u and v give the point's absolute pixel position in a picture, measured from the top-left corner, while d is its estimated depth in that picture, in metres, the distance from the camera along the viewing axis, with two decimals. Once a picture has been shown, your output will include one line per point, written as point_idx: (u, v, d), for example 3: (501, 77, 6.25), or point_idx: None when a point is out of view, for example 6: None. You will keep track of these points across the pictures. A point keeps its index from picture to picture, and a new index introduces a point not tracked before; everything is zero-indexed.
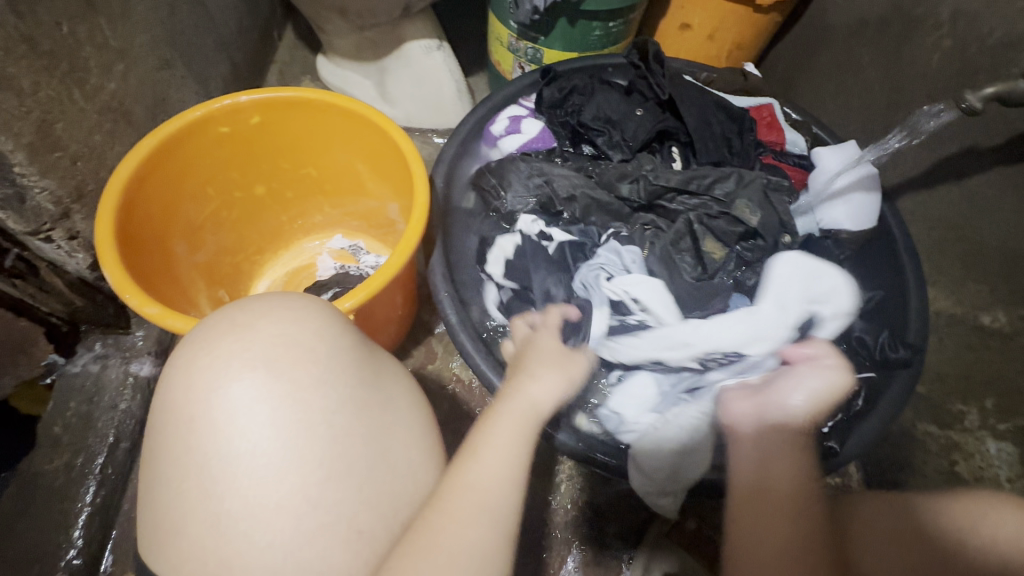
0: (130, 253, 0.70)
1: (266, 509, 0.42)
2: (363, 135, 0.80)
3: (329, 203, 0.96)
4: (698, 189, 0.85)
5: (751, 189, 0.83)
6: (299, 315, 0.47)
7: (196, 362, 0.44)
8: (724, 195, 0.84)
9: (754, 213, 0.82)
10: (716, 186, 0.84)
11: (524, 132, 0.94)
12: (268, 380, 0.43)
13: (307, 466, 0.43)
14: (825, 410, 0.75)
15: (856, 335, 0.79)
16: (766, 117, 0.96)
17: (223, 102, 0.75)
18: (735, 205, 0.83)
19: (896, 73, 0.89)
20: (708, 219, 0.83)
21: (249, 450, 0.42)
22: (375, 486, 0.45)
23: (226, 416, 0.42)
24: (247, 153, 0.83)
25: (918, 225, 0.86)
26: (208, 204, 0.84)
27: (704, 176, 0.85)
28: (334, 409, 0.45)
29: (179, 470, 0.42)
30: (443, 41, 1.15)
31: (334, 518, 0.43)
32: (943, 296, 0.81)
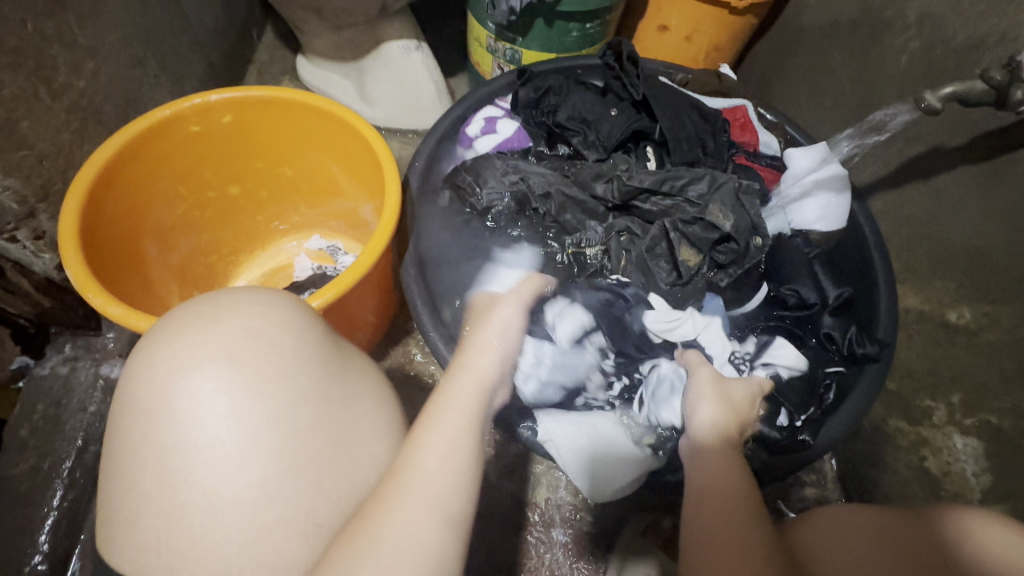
0: (96, 249, 0.69)
1: (222, 503, 0.41)
2: (337, 135, 0.80)
3: (305, 203, 0.95)
4: (671, 190, 0.85)
5: (723, 192, 0.84)
6: (263, 310, 0.47)
7: (158, 355, 0.43)
8: (698, 197, 0.84)
9: (727, 217, 0.81)
10: (689, 188, 0.85)
11: (500, 132, 0.94)
12: (227, 374, 0.43)
13: (265, 461, 0.42)
14: (799, 404, 0.75)
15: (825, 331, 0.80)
16: (740, 118, 0.96)
17: (196, 100, 0.75)
18: (708, 211, 0.82)
19: (866, 75, 0.90)
20: (683, 225, 0.83)
21: (207, 443, 0.41)
22: (335, 483, 0.44)
23: (183, 408, 0.42)
24: (222, 150, 0.83)
25: (888, 224, 0.87)
26: (183, 201, 0.83)
27: (678, 178, 0.85)
28: (295, 405, 0.44)
29: (137, 463, 0.42)
30: (422, 42, 1.15)
31: (291, 515, 0.42)
32: (913, 294, 0.82)
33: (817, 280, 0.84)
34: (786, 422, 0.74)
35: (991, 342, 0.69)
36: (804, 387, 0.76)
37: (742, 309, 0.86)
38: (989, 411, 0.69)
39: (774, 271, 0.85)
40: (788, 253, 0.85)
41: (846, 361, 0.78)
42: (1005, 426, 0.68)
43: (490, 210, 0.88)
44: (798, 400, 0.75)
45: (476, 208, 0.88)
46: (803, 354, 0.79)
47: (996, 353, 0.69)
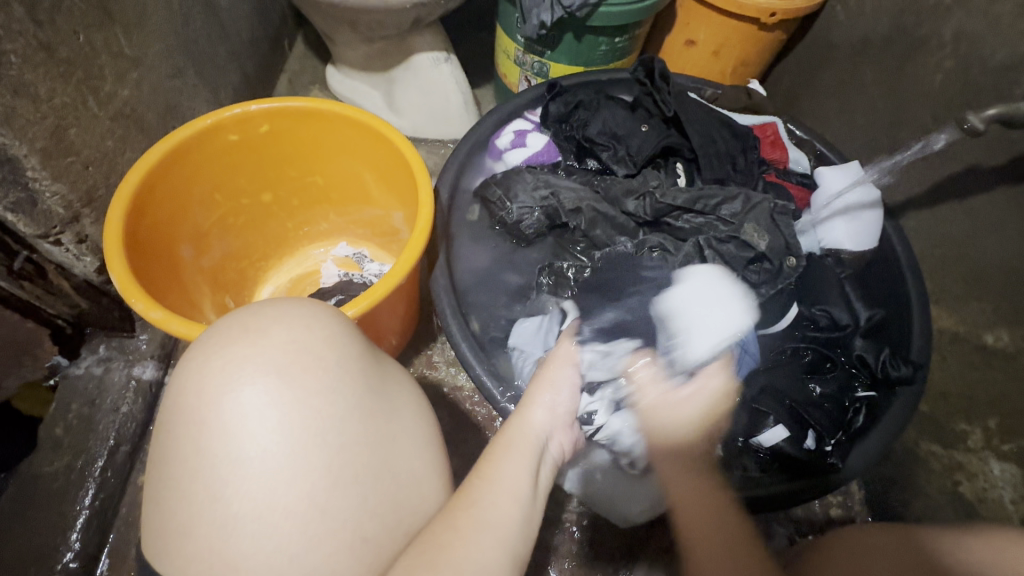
0: (138, 260, 0.71)
1: (273, 514, 0.42)
2: (371, 147, 0.82)
3: (334, 211, 0.97)
4: (704, 208, 0.85)
5: (757, 213, 0.83)
6: (309, 322, 0.48)
7: (208, 366, 0.44)
8: (730, 216, 0.84)
9: (762, 237, 0.81)
10: (722, 207, 0.85)
11: (530, 146, 0.95)
12: (276, 386, 0.44)
13: (314, 473, 0.43)
14: (829, 426, 0.74)
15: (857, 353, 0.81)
16: (770, 135, 0.96)
17: (235, 111, 0.77)
18: (742, 229, 0.82)
19: (899, 92, 0.89)
20: (717, 243, 0.82)
21: (259, 455, 0.42)
22: (379, 495, 0.45)
23: (233, 419, 0.43)
24: (258, 159, 0.84)
25: (921, 243, 0.86)
26: (217, 209, 0.85)
27: (710, 197, 0.85)
28: (342, 418, 0.45)
29: (188, 473, 0.42)
30: (450, 54, 1.17)
31: (338, 526, 0.43)
32: (947, 314, 0.80)
33: (850, 301, 0.85)
34: (814, 445, 0.73)
35: None
36: (836, 410, 0.75)
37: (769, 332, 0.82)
38: None
39: (806, 294, 0.84)
40: (823, 274, 0.85)
41: (880, 386, 0.77)
42: None
43: (519, 223, 0.88)
44: (829, 422, 0.74)
45: (504, 221, 0.88)
46: (834, 377, 0.78)
47: None
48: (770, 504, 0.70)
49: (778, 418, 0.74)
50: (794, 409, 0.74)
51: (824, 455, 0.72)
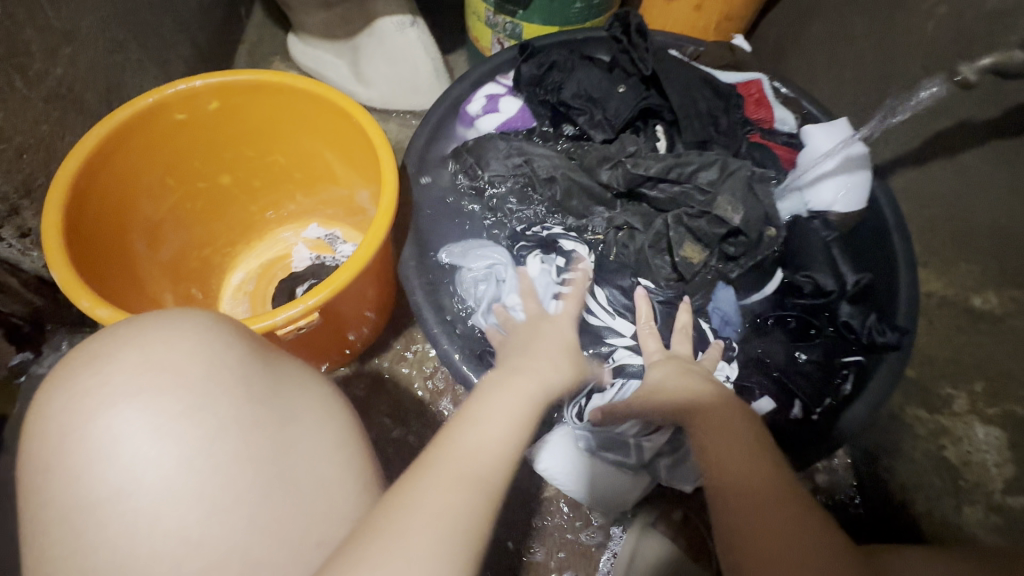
0: (94, 271, 0.68)
1: (147, 553, 0.38)
2: (330, 122, 0.77)
3: (300, 192, 0.93)
4: (679, 177, 0.81)
5: (734, 181, 0.79)
6: (174, 336, 0.44)
7: (57, 403, 0.41)
8: (708, 185, 0.80)
9: (736, 211, 0.77)
10: (698, 175, 0.81)
11: (503, 111, 0.90)
12: (137, 413, 0.40)
13: (190, 501, 0.39)
14: (813, 394, 0.74)
15: (842, 319, 0.77)
16: (754, 93, 0.92)
17: (178, 87, 0.70)
18: (716, 202, 0.79)
19: (889, 43, 0.85)
20: (688, 219, 0.79)
21: (126, 491, 0.39)
22: (275, 512, 0.41)
23: (98, 459, 0.40)
24: (210, 141, 0.79)
25: (909, 203, 0.83)
26: (171, 195, 0.80)
27: (686, 164, 0.81)
28: (218, 434, 0.41)
29: (56, 525, 0.39)
30: (417, 17, 1.09)
31: (226, 554, 0.39)
32: (935, 278, 0.78)
33: (836, 264, 0.80)
34: (801, 414, 0.74)
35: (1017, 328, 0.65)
36: (819, 376, 0.75)
37: (751, 300, 0.83)
38: (1014, 401, 0.65)
39: (801, 261, 0.80)
40: (809, 237, 0.81)
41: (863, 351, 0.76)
42: None
43: (492, 193, 0.85)
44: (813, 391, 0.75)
45: (479, 191, 0.85)
46: (820, 344, 0.77)
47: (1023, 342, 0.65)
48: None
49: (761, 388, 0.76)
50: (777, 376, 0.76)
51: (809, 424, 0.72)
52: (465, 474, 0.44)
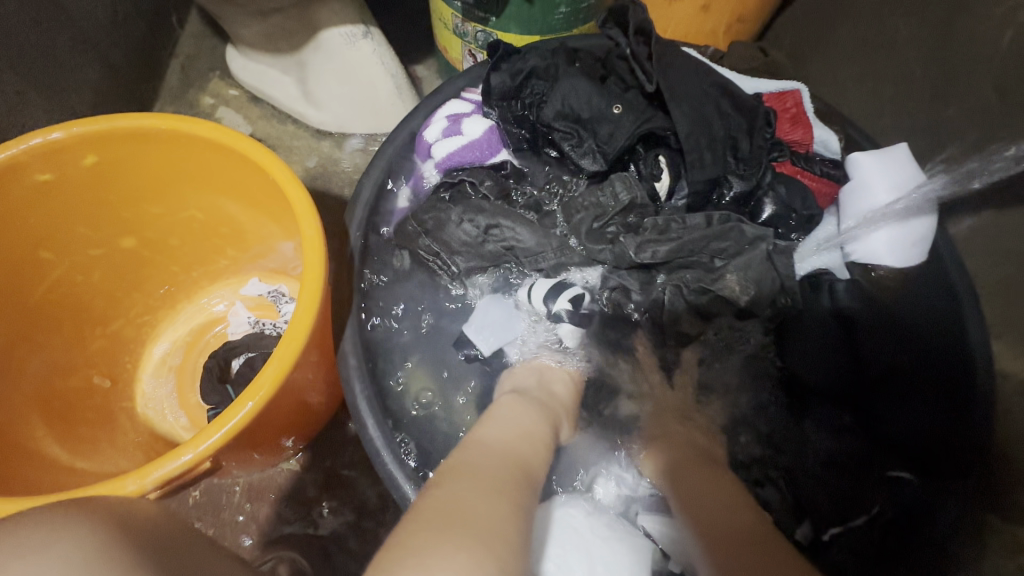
0: None
1: None
2: (246, 175, 0.60)
3: (230, 248, 0.75)
4: (690, 249, 0.67)
5: (754, 258, 0.65)
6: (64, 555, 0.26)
7: None
8: (719, 256, 0.67)
9: (745, 291, 0.66)
10: (712, 246, 0.67)
11: (465, 134, 0.72)
12: None
13: None
14: (831, 516, 0.60)
15: (884, 429, 0.64)
16: (790, 108, 0.74)
17: (35, 141, 0.54)
18: (723, 281, 0.66)
19: (948, 55, 0.68)
20: (691, 294, 0.67)
21: None
22: None
23: None
24: (97, 200, 0.62)
25: (976, 259, 0.67)
26: (52, 271, 0.63)
27: (697, 232, 0.67)
28: None
29: None
30: (371, 27, 0.92)
31: None
32: (1011, 355, 0.63)
33: (857, 345, 0.66)
34: (809, 535, 0.61)
35: None
36: (847, 486, 0.61)
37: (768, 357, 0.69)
38: None
39: (790, 357, 0.67)
40: (817, 313, 0.67)
41: (916, 467, 0.61)
42: None
43: (466, 278, 0.69)
44: (834, 512, 0.61)
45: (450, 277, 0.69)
46: (850, 443, 0.63)
47: None
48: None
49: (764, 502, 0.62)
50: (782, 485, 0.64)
51: (819, 549, 0.59)
52: (500, 480, 0.40)
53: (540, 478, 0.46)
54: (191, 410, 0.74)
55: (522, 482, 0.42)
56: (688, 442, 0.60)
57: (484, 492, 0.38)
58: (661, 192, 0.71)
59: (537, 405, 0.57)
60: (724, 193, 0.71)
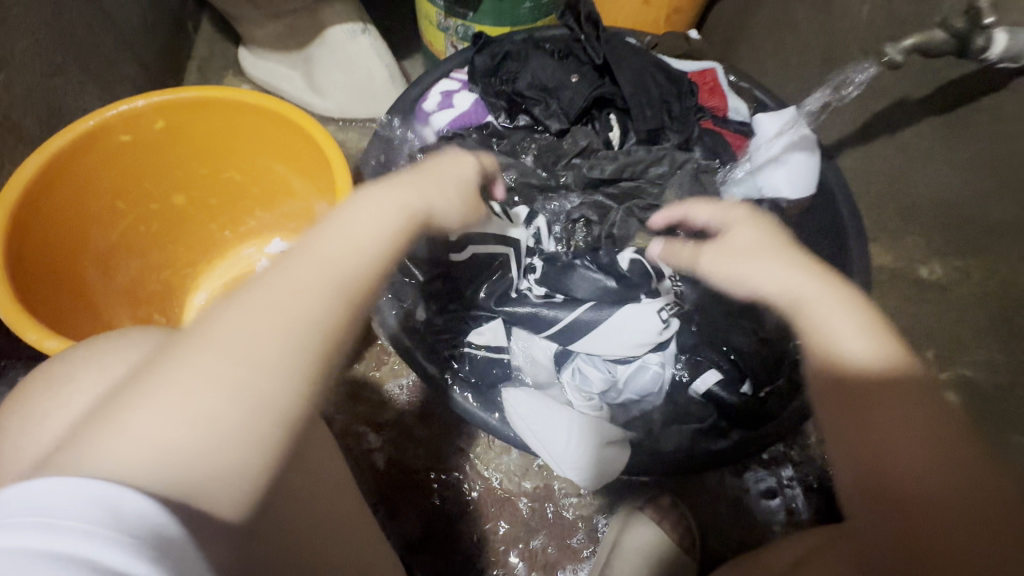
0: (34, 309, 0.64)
1: None
2: (280, 135, 0.76)
3: (261, 207, 0.90)
4: (631, 174, 0.84)
5: (681, 174, 0.81)
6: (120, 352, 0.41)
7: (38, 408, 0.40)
8: (657, 177, 0.84)
9: (683, 201, 0.80)
10: (649, 170, 0.84)
11: (457, 106, 0.90)
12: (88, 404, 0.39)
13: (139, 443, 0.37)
14: (763, 377, 0.75)
15: None
16: (709, 82, 0.92)
17: (120, 109, 0.69)
18: (664, 195, 0.81)
19: (829, 28, 0.87)
20: (640, 211, 0.81)
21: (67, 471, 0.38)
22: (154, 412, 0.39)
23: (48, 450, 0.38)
24: (159, 160, 0.77)
25: (857, 182, 0.85)
26: (123, 220, 0.78)
27: (636, 161, 0.84)
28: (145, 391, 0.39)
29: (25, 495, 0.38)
30: (368, 25, 1.09)
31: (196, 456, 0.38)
32: (884, 252, 0.80)
33: None
34: (750, 392, 0.75)
35: (961, 296, 0.70)
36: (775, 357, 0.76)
37: None
38: (965, 365, 0.71)
39: None
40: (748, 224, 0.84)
41: None
42: (980, 379, 0.69)
43: None
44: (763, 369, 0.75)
45: None
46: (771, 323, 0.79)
47: (967, 306, 0.69)
48: (722, 459, 0.67)
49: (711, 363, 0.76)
50: (733, 357, 0.76)
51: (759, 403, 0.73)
52: (292, 297, 0.37)
53: (368, 276, 0.41)
54: None
55: (327, 289, 0.39)
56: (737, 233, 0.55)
57: (266, 313, 0.36)
58: (614, 141, 0.88)
59: (410, 193, 0.48)
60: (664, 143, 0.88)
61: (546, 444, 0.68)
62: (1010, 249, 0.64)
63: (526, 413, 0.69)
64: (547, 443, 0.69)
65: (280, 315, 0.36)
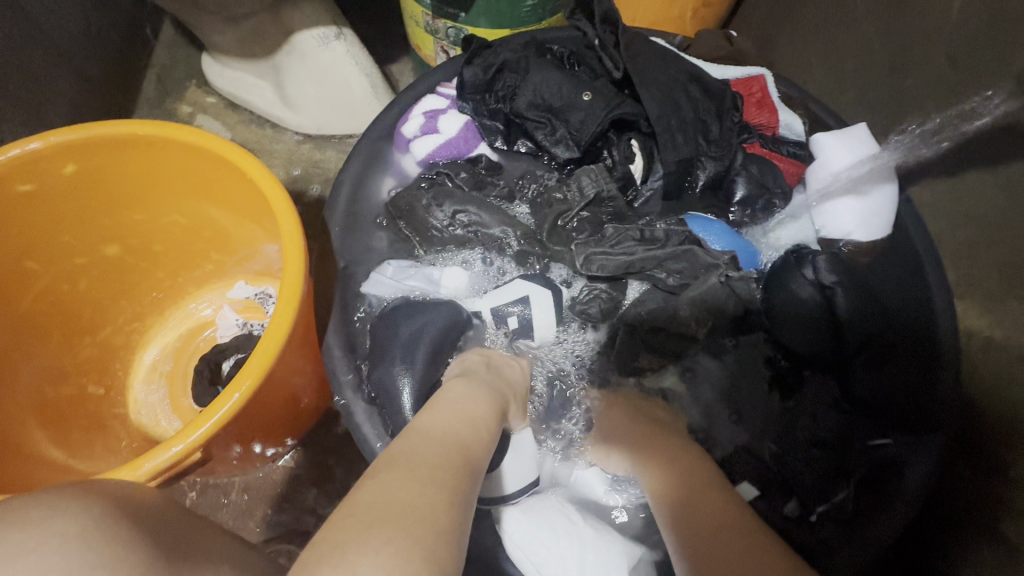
0: None
1: None
2: (220, 175, 0.61)
3: (215, 252, 0.76)
4: (644, 271, 0.67)
5: (705, 296, 0.64)
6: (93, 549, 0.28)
7: None
8: (676, 282, 0.66)
9: (702, 326, 0.64)
10: (666, 266, 0.66)
11: (442, 132, 0.74)
12: None
13: None
14: (816, 492, 0.60)
15: (859, 396, 0.64)
16: (755, 93, 0.76)
17: (11, 152, 0.55)
18: (676, 316, 0.64)
19: (902, 27, 0.70)
20: (649, 331, 0.65)
21: None
22: None
23: None
24: (77, 209, 0.63)
25: (938, 221, 0.69)
26: (37, 281, 0.64)
27: (652, 255, 0.66)
28: None
29: None
30: (343, 28, 0.93)
31: None
32: (976, 314, 0.64)
33: (839, 324, 0.64)
34: (796, 512, 0.60)
35: None
36: (832, 466, 0.62)
37: (744, 342, 0.67)
38: None
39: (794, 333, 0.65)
40: (795, 285, 0.65)
41: (898, 433, 0.61)
42: None
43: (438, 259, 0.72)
44: (819, 484, 0.61)
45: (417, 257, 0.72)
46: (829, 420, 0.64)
47: None
48: None
49: (747, 473, 0.62)
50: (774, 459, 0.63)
51: (812, 529, 0.59)
52: (435, 470, 0.38)
53: (484, 464, 0.43)
54: (183, 415, 0.74)
55: (463, 469, 0.40)
56: (605, 419, 0.62)
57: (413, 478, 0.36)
58: (636, 175, 0.72)
59: (485, 384, 0.54)
60: (698, 174, 0.72)
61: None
62: None
63: (531, 536, 0.56)
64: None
65: (438, 488, 0.36)
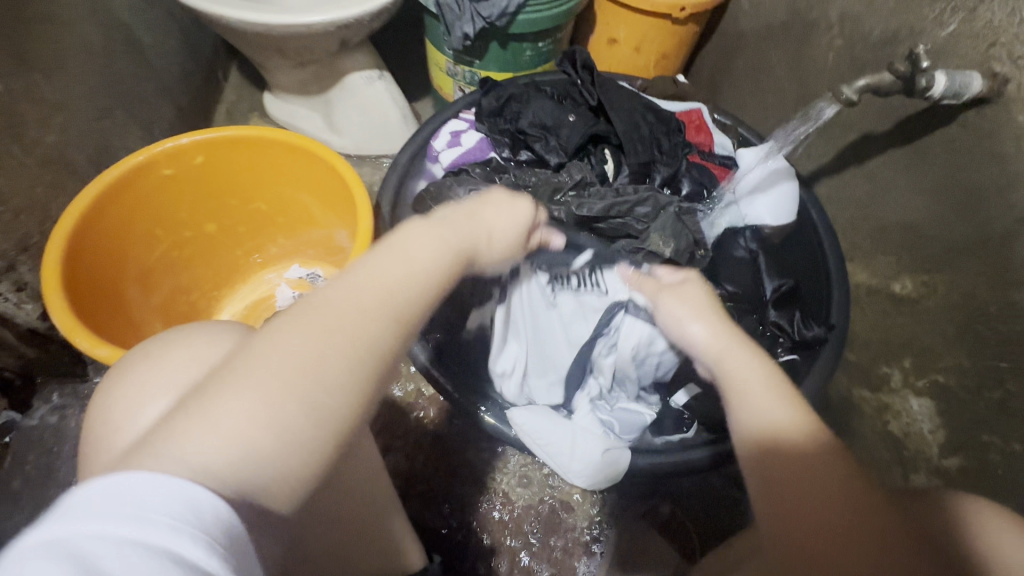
0: (81, 303, 0.71)
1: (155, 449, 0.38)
2: (305, 166, 0.84)
3: (283, 234, 0.97)
4: (621, 213, 0.88)
5: (664, 219, 0.86)
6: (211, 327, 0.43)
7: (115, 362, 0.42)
8: (645, 217, 0.88)
9: (667, 245, 0.84)
10: (637, 209, 0.88)
11: (464, 144, 0.98)
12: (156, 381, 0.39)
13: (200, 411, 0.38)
14: None
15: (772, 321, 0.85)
16: (695, 121, 1.01)
17: (165, 145, 0.78)
18: (649, 240, 0.85)
19: (800, 71, 0.96)
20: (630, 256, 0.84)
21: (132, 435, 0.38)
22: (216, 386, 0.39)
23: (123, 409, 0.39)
24: (194, 190, 0.85)
25: (835, 209, 0.92)
26: (160, 244, 0.85)
27: (625, 202, 0.88)
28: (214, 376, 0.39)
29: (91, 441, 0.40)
30: (383, 72, 1.19)
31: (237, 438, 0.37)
32: (861, 270, 0.87)
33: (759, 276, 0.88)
34: None
35: (930, 307, 0.75)
36: None
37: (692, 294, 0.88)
38: (936, 371, 0.74)
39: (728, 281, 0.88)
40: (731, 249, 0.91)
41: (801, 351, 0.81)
42: (951, 383, 0.72)
43: None
44: None
45: None
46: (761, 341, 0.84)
47: (935, 318, 0.75)
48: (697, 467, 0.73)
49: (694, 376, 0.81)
50: None
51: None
52: (343, 328, 0.37)
53: (413, 315, 0.41)
54: None
55: (380, 318, 0.39)
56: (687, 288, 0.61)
57: (312, 333, 0.36)
58: (609, 173, 0.95)
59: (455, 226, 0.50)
60: (656, 176, 0.95)
61: (550, 451, 0.74)
62: (974, 265, 0.70)
63: (534, 427, 0.75)
64: (552, 451, 0.74)
65: (331, 337, 0.36)
